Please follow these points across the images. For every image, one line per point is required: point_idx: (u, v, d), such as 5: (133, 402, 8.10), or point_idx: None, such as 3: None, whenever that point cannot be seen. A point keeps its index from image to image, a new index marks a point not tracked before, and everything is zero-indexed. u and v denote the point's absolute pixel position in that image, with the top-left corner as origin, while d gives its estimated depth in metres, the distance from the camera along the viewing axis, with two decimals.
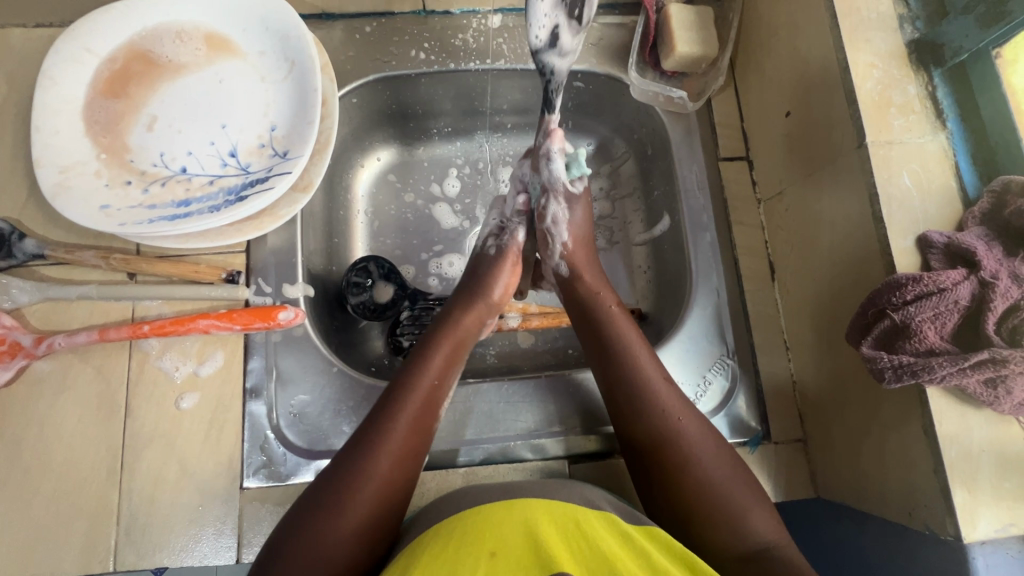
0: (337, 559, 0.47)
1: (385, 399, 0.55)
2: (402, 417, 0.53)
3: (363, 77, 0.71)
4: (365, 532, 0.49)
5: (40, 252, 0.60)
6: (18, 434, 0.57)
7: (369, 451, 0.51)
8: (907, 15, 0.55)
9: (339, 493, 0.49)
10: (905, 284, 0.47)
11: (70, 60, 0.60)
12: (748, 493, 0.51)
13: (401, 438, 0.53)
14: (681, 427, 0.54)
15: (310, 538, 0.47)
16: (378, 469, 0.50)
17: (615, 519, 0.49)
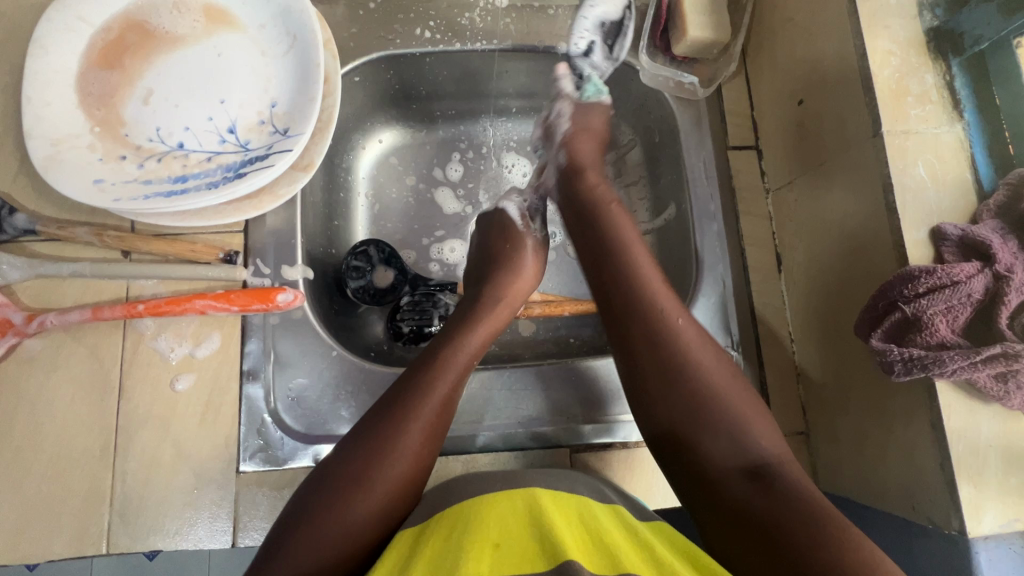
0: (358, 527, 0.45)
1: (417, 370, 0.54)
2: (434, 390, 0.52)
3: (366, 55, 0.69)
4: (385, 511, 0.47)
5: (31, 228, 0.58)
6: (9, 412, 0.56)
7: (399, 422, 0.50)
8: (927, 2, 0.54)
9: (360, 468, 0.47)
10: (918, 276, 0.46)
11: (63, 28, 0.58)
12: (761, 434, 0.48)
13: (430, 413, 0.51)
14: (702, 385, 0.50)
15: (331, 514, 0.45)
16: (406, 440, 0.49)
17: (622, 514, 0.49)
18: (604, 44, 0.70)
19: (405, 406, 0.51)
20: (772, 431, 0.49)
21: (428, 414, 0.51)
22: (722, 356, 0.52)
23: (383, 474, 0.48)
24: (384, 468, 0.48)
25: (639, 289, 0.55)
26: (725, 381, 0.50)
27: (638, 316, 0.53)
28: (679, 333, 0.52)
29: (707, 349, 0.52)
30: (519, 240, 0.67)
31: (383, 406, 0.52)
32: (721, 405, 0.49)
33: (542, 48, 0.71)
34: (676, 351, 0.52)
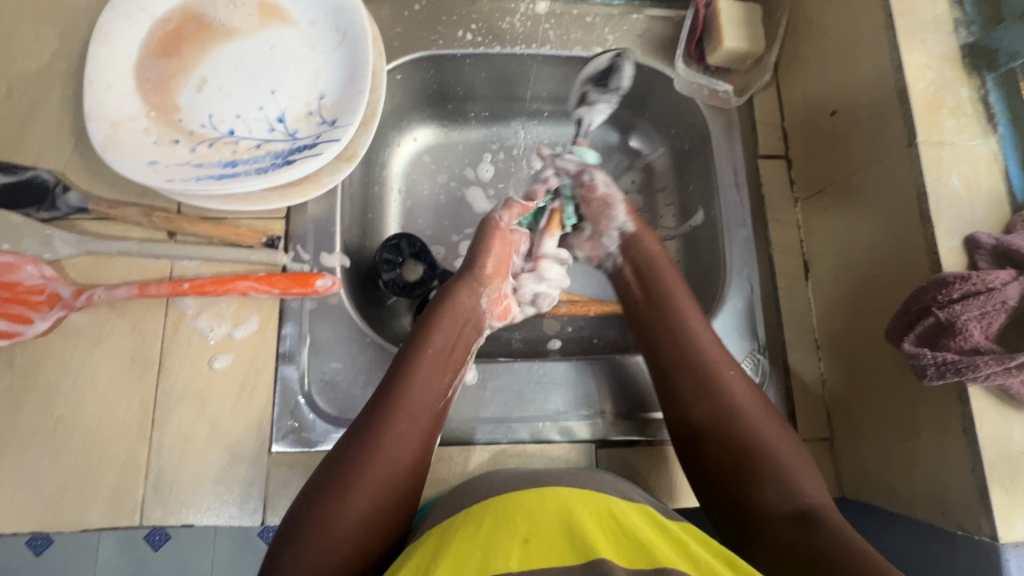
0: (346, 537, 0.46)
1: (389, 377, 0.55)
2: (407, 398, 0.53)
3: (409, 54, 0.71)
4: (375, 514, 0.48)
5: (84, 206, 0.60)
6: (51, 384, 0.57)
7: (374, 433, 0.51)
8: (962, 19, 0.56)
9: (341, 477, 0.48)
10: (953, 282, 0.47)
11: (125, 17, 0.61)
12: (805, 480, 0.50)
13: (401, 421, 0.52)
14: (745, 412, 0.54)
15: (319, 522, 0.46)
16: (381, 449, 0.50)
17: (652, 513, 0.49)
18: (598, 87, 0.70)
19: (386, 409, 0.52)
20: (812, 476, 0.50)
21: (406, 417, 0.52)
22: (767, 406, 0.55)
23: (367, 477, 0.48)
24: (370, 468, 0.49)
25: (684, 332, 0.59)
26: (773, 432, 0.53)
27: (694, 388, 0.56)
28: (725, 386, 0.55)
29: (753, 403, 0.55)
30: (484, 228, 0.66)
31: (369, 408, 0.53)
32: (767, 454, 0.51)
33: (579, 54, 0.73)
34: (731, 408, 0.54)
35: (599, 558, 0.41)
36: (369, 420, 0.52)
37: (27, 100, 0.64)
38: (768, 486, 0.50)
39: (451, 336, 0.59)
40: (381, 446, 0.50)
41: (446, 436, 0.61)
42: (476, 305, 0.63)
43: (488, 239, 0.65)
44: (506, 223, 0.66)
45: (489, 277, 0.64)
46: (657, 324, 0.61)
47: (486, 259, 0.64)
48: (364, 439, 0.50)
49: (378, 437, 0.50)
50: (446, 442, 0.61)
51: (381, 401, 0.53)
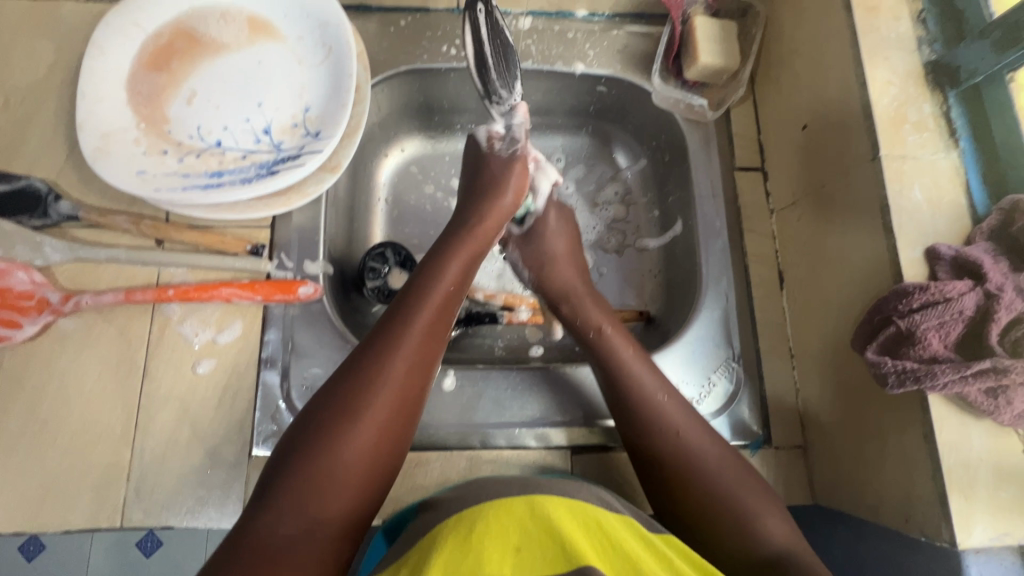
0: (361, 453, 0.47)
1: (401, 301, 0.56)
2: (418, 320, 0.54)
3: (395, 68, 0.73)
4: (383, 441, 0.48)
5: (74, 214, 0.62)
6: (38, 387, 0.59)
7: (386, 352, 0.51)
8: (926, 37, 0.57)
9: (356, 393, 0.49)
10: (912, 292, 0.48)
11: (118, 32, 0.63)
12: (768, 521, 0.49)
13: (414, 342, 0.53)
14: (691, 455, 0.54)
15: (335, 435, 0.46)
16: (394, 367, 0.50)
17: (634, 525, 0.49)
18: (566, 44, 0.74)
19: (398, 330, 0.53)
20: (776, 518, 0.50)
21: (418, 339, 0.53)
22: (712, 443, 0.55)
23: (381, 396, 0.49)
24: (383, 386, 0.49)
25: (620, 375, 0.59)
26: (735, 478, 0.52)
27: (638, 433, 0.56)
28: (668, 427, 0.55)
29: (711, 451, 0.54)
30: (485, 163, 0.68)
31: (380, 330, 0.53)
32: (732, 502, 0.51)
33: (560, 68, 0.74)
34: (695, 465, 0.53)
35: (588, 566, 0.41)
36: (380, 345, 0.52)
37: (23, 112, 0.66)
38: (730, 535, 0.49)
39: (464, 265, 0.60)
40: (393, 371, 0.50)
41: (424, 442, 0.62)
42: (492, 232, 0.65)
43: (506, 173, 0.67)
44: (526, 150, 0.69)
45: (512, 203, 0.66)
46: (611, 382, 0.59)
47: (508, 190, 0.66)
48: (374, 365, 0.50)
49: (388, 362, 0.50)
50: (424, 447, 0.62)
51: (392, 328, 0.53)
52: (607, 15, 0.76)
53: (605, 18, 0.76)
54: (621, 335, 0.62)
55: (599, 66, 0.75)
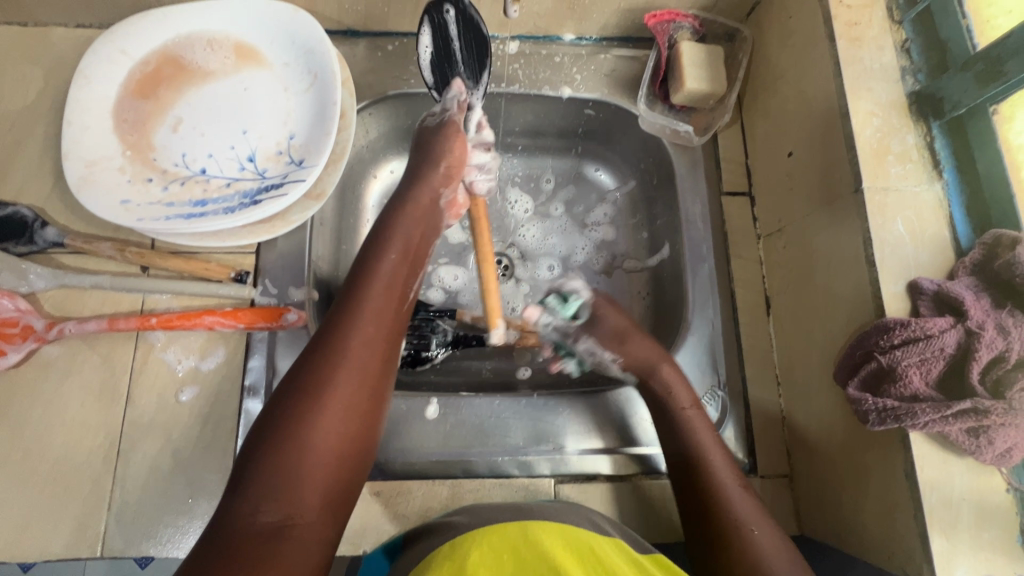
0: (329, 440, 0.47)
1: (349, 284, 0.55)
2: (368, 301, 0.53)
3: (382, 93, 0.73)
4: (352, 418, 0.49)
5: (59, 241, 0.62)
6: (20, 415, 0.59)
7: (339, 338, 0.51)
8: (909, 68, 0.57)
9: (313, 381, 0.48)
10: (893, 328, 0.48)
11: (105, 60, 0.64)
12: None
13: (367, 324, 0.52)
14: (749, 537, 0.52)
15: (299, 426, 0.46)
16: (348, 351, 0.50)
17: (624, 547, 0.49)
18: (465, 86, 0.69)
19: (348, 315, 0.52)
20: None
21: (371, 321, 0.53)
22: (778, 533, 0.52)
23: (340, 382, 0.49)
24: (340, 371, 0.49)
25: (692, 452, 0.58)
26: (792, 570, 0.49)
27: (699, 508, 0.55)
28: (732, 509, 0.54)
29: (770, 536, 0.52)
30: (427, 137, 0.65)
31: (332, 318, 0.52)
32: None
33: (547, 92, 0.75)
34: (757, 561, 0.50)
35: None
36: (336, 322, 0.52)
37: (11, 138, 0.66)
38: None
39: (413, 237, 0.60)
40: (350, 350, 0.50)
41: (407, 470, 0.62)
42: (434, 205, 0.63)
43: (443, 141, 0.64)
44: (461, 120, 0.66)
45: (451, 173, 0.65)
46: (683, 471, 0.58)
47: (445, 159, 0.64)
48: (331, 343, 0.50)
49: (343, 347, 0.50)
50: (406, 476, 0.62)
51: (347, 304, 0.53)
52: (595, 39, 0.76)
53: (593, 42, 0.76)
54: (707, 430, 0.60)
55: (586, 91, 0.75)
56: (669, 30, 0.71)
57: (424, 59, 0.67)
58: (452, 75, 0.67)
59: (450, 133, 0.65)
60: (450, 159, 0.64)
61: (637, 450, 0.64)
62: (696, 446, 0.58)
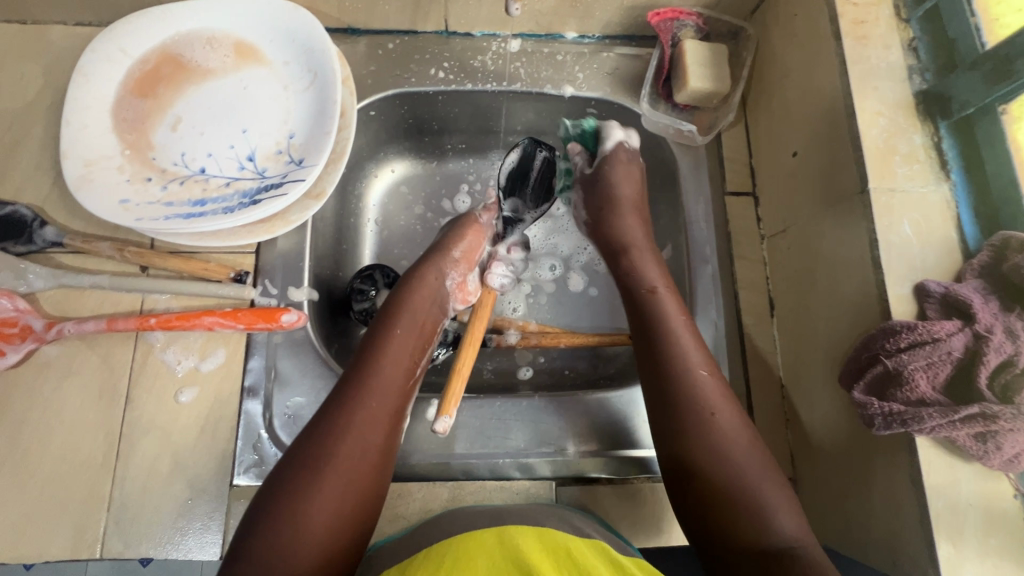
0: (321, 523, 0.46)
1: (353, 366, 0.56)
2: (371, 385, 0.54)
3: (382, 92, 0.73)
4: (345, 501, 0.48)
5: (59, 241, 0.62)
6: (19, 415, 0.59)
7: (339, 421, 0.51)
8: (917, 66, 0.57)
9: (311, 466, 0.48)
10: (899, 331, 0.47)
11: (104, 59, 0.63)
12: (781, 512, 0.48)
13: (368, 406, 0.52)
14: (720, 435, 0.51)
15: (292, 509, 0.46)
16: (347, 433, 0.50)
17: (606, 548, 0.49)
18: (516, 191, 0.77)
19: (351, 397, 0.52)
20: (792, 510, 0.48)
21: (373, 401, 0.53)
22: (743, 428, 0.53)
23: (337, 466, 0.49)
24: (339, 455, 0.49)
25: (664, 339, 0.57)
26: (764, 474, 0.50)
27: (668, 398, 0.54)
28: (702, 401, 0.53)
29: (740, 439, 0.51)
30: (452, 230, 0.70)
31: (333, 398, 0.53)
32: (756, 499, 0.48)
33: (549, 91, 0.74)
34: (732, 469, 0.50)
35: None
36: (339, 403, 0.52)
37: (11, 136, 0.66)
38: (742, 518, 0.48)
39: (419, 315, 0.60)
40: (350, 432, 0.50)
41: (407, 472, 0.62)
42: (441, 286, 0.64)
43: (459, 233, 0.69)
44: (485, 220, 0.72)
45: (460, 259, 0.67)
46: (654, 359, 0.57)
47: (455, 246, 0.67)
48: (330, 424, 0.50)
49: (343, 431, 0.50)
50: (406, 478, 0.62)
51: (350, 385, 0.54)
52: (598, 37, 0.75)
53: (595, 41, 0.75)
54: (690, 337, 0.57)
55: (589, 89, 0.74)
56: (672, 29, 0.70)
57: (503, 170, 0.76)
58: (521, 192, 0.77)
59: (466, 225, 0.70)
60: (463, 246, 0.68)
61: (639, 452, 0.63)
62: (680, 358, 0.56)
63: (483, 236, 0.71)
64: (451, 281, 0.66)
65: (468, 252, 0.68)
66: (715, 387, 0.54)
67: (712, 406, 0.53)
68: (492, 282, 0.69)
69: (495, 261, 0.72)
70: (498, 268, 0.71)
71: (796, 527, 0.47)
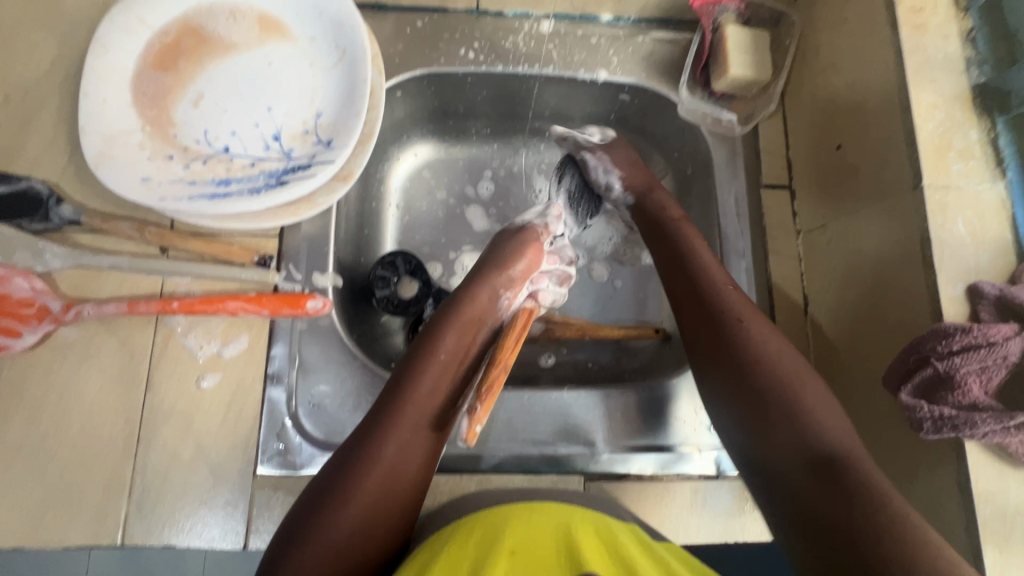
0: (343, 549, 0.46)
1: (396, 383, 0.54)
2: (412, 405, 0.53)
3: (410, 71, 0.70)
4: (371, 525, 0.47)
5: (76, 219, 0.60)
6: (37, 398, 0.57)
7: (377, 443, 0.50)
8: (974, 58, 0.55)
9: (341, 486, 0.48)
10: (953, 334, 0.45)
11: (122, 28, 0.60)
12: (829, 425, 0.48)
13: (406, 428, 0.51)
14: (758, 349, 0.53)
15: (319, 531, 0.46)
16: (383, 455, 0.50)
17: (636, 529, 0.49)
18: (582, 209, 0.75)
19: (390, 418, 0.52)
20: (838, 422, 0.48)
21: (411, 428, 0.52)
22: (784, 346, 0.53)
23: (366, 491, 0.48)
24: (371, 474, 0.49)
25: (697, 274, 0.59)
26: (815, 400, 0.50)
27: (709, 328, 0.55)
28: (735, 322, 0.55)
29: (776, 348, 0.53)
30: (510, 241, 0.66)
31: (371, 418, 0.52)
32: (799, 409, 0.49)
33: (582, 75, 0.71)
34: (772, 381, 0.51)
35: (575, 540, 0.44)
36: (374, 426, 0.51)
37: (25, 109, 0.63)
38: (780, 424, 0.49)
39: (466, 340, 0.59)
40: (385, 454, 0.50)
41: (434, 464, 0.61)
42: (492, 304, 0.62)
43: (518, 247, 0.65)
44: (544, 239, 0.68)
45: (513, 276, 0.63)
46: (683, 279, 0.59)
47: (517, 263, 0.63)
48: (365, 445, 0.50)
49: (380, 451, 0.50)
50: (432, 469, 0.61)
51: (388, 407, 0.52)
52: (633, 20, 0.73)
53: (630, 23, 0.73)
54: (716, 267, 0.59)
55: (623, 74, 0.71)
56: (714, 13, 0.68)
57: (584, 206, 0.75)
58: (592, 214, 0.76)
59: (523, 243, 0.65)
60: (521, 265, 0.64)
61: (680, 449, 0.62)
62: (725, 304, 0.56)
63: (541, 255, 0.66)
64: (501, 299, 0.62)
65: (522, 273, 0.64)
66: (821, 392, 0.50)
67: (767, 358, 0.52)
68: (541, 298, 0.66)
69: (540, 279, 0.66)
70: (545, 287, 0.67)
71: (843, 439, 0.47)
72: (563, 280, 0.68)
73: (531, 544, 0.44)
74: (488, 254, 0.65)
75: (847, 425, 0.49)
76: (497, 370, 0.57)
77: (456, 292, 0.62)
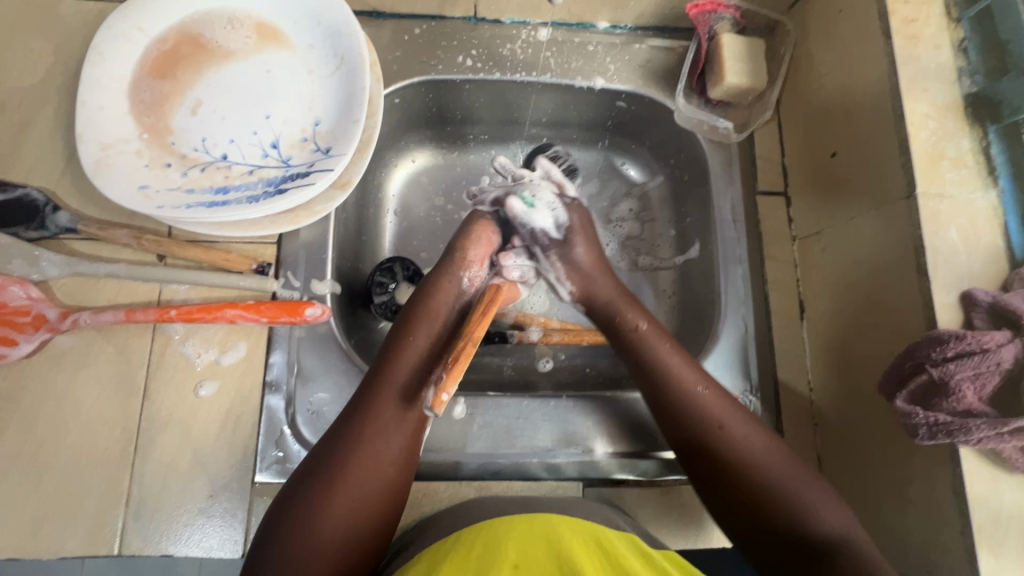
0: (333, 545, 0.46)
1: (370, 375, 0.54)
2: (389, 393, 0.52)
3: (408, 79, 0.70)
4: (356, 516, 0.48)
5: (73, 227, 0.60)
6: (33, 406, 0.57)
7: (355, 436, 0.50)
8: (966, 68, 0.55)
9: (322, 483, 0.48)
10: (947, 340, 0.46)
11: (121, 37, 0.60)
12: (824, 510, 0.49)
13: (385, 416, 0.51)
14: (724, 430, 0.53)
15: (303, 530, 0.46)
16: (361, 447, 0.49)
17: (632, 536, 0.49)
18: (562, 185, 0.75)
19: (366, 409, 0.51)
20: (833, 506, 0.50)
21: (387, 417, 0.51)
22: (752, 425, 0.54)
23: (347, 484, 0.48)
24: (353, 467, 0.49)
25: (651, 357, 0.57)
26: (800, 479, 0.51)
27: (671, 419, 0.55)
28: (693, 406, 0.54)
29: (746, 434, 0.53)
30: (472, 226, 0.65)
31: (347, 412, 0.52)
32: (779, 496, 0.50)
33: (579, 83, 0.72)
34: (748, 466, 0.51)
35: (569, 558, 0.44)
36: (345, 429, 0.51)
37: (21, 116, 0.63)
38: (784, 514, 0.49)
39: (433, 323, 0.57)
40: (363, 445, 0.50)
41: (433, 470, 0.61)
42: (456, 287, 0.60)
43: (479, 231, 0.64)
44: (497, 217, 0.67)
45: (473, 259, 0.62)
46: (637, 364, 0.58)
47: (474, 246, 0.63)
48: (344, 439, 0.50)
49: (358, 444, 0.49)
50: (431, 476, 0.61)
51: (362, 398, 0.52)
52: (630, 28, 0.73)
53: (627, 32, 0.73)
54: (673, 354, 0.57)
55: (619, 82, 0.72)
56: (709, 22, 0.69)
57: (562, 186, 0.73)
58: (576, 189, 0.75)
59: (481, 226, 0.65)
60: (477, 248, 0.63)
61: (662, 454, 0.63)
62: (675, 393, 0.55)
63: (494, 233, 0.65)
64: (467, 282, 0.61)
65: (483, 254, 0.63)
66: (804, 474, 0.51)
67: (731, 431, 0.53)
68: (508, 275, 0.64)
69: (507, 253, 0.65)
70: (512, 261, 0.64)
71: (840, 519, 0.49)
72: (537, 255, 0.66)
73: (528, 556, 0.44)
74: (451, 241, 0.64)
75: (840, 505, 0.50)
76: (463, 343, 0.51)
77: (420, 282, 0.61)
